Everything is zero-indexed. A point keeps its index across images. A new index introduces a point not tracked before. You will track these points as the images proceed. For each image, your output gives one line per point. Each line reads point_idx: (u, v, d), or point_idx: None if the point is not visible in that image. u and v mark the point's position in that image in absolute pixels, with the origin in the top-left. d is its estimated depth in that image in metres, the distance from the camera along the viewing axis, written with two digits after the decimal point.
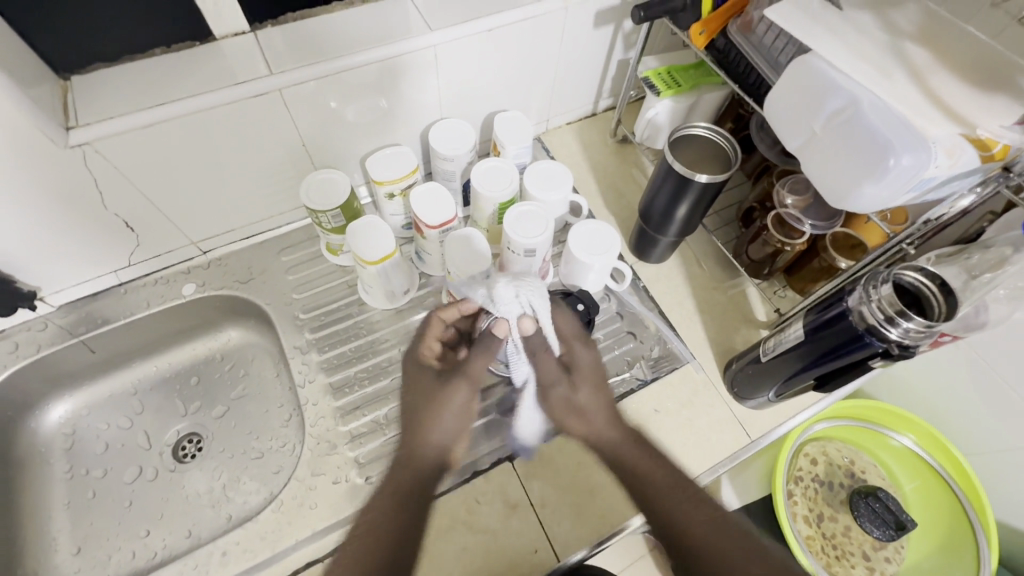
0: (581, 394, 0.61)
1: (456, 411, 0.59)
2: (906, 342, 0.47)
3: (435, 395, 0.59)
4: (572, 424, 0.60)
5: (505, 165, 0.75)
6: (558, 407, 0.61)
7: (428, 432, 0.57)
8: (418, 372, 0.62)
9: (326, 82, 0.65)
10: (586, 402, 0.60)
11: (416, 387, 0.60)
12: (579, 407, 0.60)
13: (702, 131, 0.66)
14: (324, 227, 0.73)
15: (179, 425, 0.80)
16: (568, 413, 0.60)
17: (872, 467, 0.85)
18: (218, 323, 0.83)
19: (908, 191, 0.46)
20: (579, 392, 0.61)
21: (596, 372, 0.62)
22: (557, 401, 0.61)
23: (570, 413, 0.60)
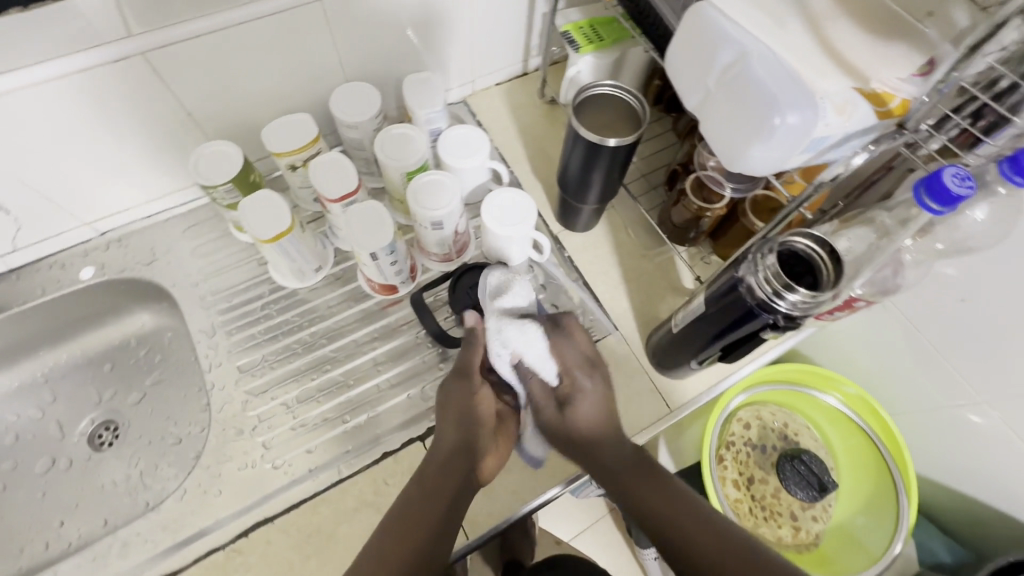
0: (592, 403, 0.58)
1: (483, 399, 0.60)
2: (795, 312, 0.44)
3: (466, 390, 0.60)
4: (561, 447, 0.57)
5: (413, 131, 0.70)
6: (556, 430, 0.58)
7: (459, 409, 0.59)
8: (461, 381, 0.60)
9: (200, 43, 0.59)
10: (593, 410, 0.58)
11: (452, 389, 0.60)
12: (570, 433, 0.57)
13: (609, 89, 0.61)
14: (220, 204, 0.68)
15: (94, 413, 0.78)
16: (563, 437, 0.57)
17: (805, 429, 0.85)
18: (128, 308, 0.79)
19: (800, 151, 0.43)
20: (580, 422, 0.57)
21: (594, 397, 0.59)
22: (546, 423, 0.58)
23: (559, 435, 0.57)
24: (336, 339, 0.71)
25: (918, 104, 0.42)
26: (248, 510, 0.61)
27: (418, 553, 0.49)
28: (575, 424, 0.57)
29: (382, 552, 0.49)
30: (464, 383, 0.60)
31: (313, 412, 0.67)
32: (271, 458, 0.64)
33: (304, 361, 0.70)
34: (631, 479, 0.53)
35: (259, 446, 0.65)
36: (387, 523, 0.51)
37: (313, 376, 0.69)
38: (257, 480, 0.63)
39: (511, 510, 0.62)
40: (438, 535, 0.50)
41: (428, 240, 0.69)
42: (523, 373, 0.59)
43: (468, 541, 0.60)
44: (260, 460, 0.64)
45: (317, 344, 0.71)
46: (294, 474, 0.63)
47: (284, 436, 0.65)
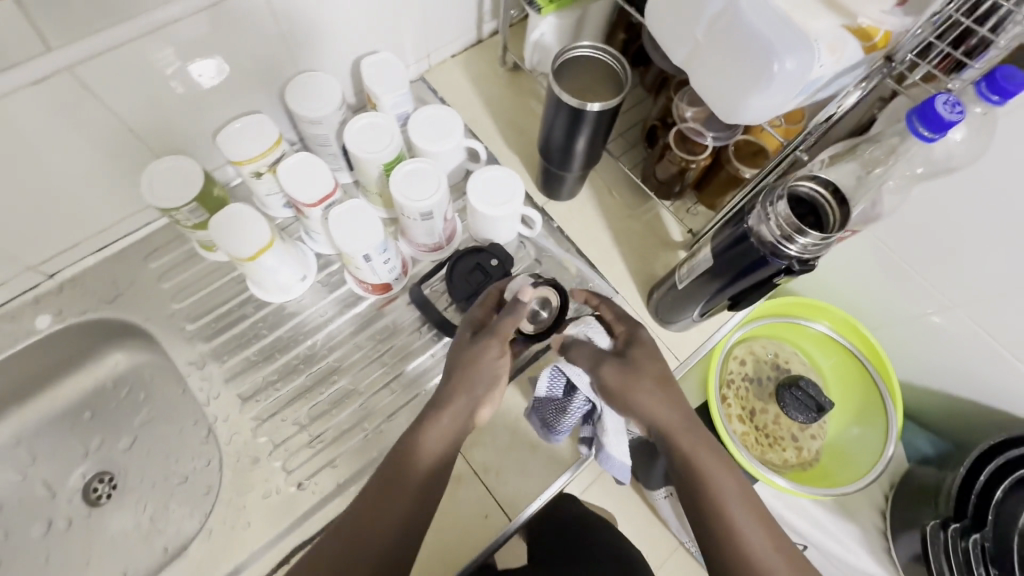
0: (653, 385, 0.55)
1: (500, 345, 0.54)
2: (806, 255, 0.46)
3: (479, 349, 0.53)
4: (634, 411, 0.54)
5: (380, 119, 0.65)
6: (635, 392, 0.54)
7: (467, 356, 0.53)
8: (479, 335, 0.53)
9: (131, 50, 0.52)
10: (657, 400, 0.54)
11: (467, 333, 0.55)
12: (627, 400, 0.54)
13: (586, 51, 0.60)
14: (184, 225, 0.62)
15: (82, 467, 0.73)
16: (640, 401, 0.54)
17: (794, 357, 0.90)
18: (96, 350, 0.73)
19: (796, 95, 0.43)
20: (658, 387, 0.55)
21: (648, 364, 0.57)
22: (608, 389, 0.56)
23: (640, 394, 0.54)
24: (336, 347, 0.69)
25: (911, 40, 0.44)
26: (282, 537, 0.59)
27: (397, 528, 0.46)
28: (640, 403, 0.54)
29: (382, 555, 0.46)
30: (490, 341, 0.53)
31: (328, 426, 0.65)
32: (295, 480, 0.62)
33: (308, 376, 0.67)
34: (703, 462, 0.52)
35: (280, 470, 0.62)
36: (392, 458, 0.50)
37: (320, 389, 0.66)
38: (284, 505, 0.61)
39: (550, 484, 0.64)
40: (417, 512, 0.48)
41: (416, 232, 0.67)
42: (574, 354, 0.58)
43: (509, 523, 0.61)
44: (284, 484, 0.62)
45: (318, 355, 0.68)
46: (323, 491, 0.61)
47: (303, 456, 0.63)
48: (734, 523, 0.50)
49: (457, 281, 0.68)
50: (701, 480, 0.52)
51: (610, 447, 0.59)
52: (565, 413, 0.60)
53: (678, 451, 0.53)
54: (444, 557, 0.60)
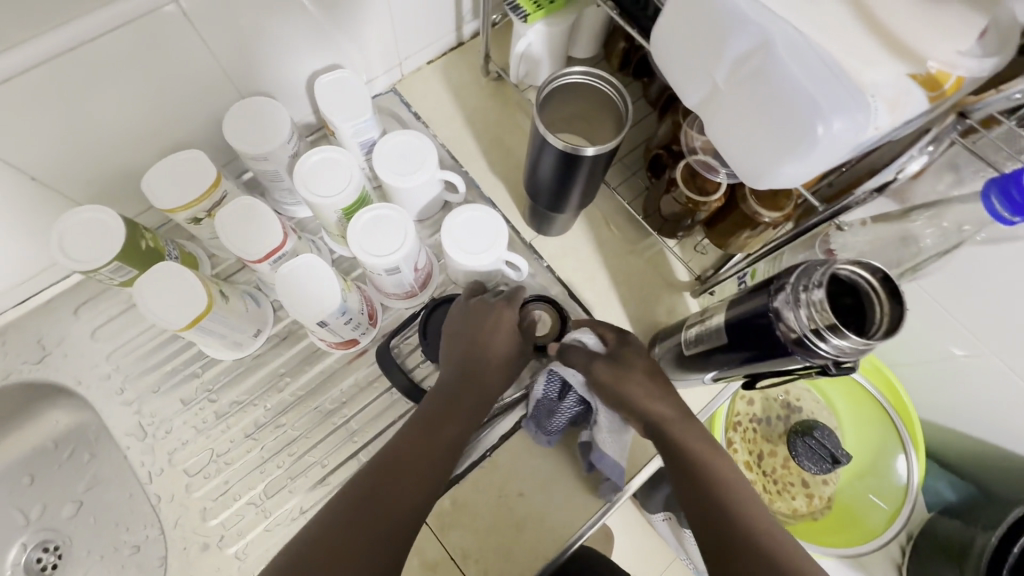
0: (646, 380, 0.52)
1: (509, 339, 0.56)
2: (843, 358, 0.37)
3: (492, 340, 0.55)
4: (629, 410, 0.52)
5: (338, 152, 0.56)
6: (628, 387, 0.51)
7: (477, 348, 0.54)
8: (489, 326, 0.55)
9: (15, 87, 0.42)
10: (652, 395, 0.51)
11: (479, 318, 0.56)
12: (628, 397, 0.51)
13: (576, 77, 0.49)
14: (112, 283, 0.54)
15: (24, 537, 0.66)
16: (633, 396, 0.51)
17: (807, 394, 0.82)
18: (31, 410, 0.65)
19: (840, 160, 0.34)
20: (652, 382, 0.52)
21: (643, 363, 0.53)
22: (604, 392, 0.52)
23: (632, 387, 0.51)
24: (296, 412, 0.61)
25: (998, 97, 0.35)
26: None
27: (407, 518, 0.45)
28: (635, 397, 0.51)
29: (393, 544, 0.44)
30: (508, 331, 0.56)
31: (287, 506, 0.57)
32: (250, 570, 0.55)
33: (263, 447, 0.59)
34: (703, 453, 0.48)
35: (232, 559, 0.55)
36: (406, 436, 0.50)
37: (278, 462, 0.59)
38: None
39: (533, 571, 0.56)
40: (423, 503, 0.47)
41: (383, 283, 0.58)
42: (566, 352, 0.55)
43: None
44: (237, 575, 0.55)
45: (275, 423, 0.60)
46: None
47: (260, 544, 0.56)
48: (746, 515, 0.45)
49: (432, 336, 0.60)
50: (708, 478, 0.47)
51: (605, 449, 0.55)
52: (554, 415, 0.56)
53: (676, 443, 0.49)
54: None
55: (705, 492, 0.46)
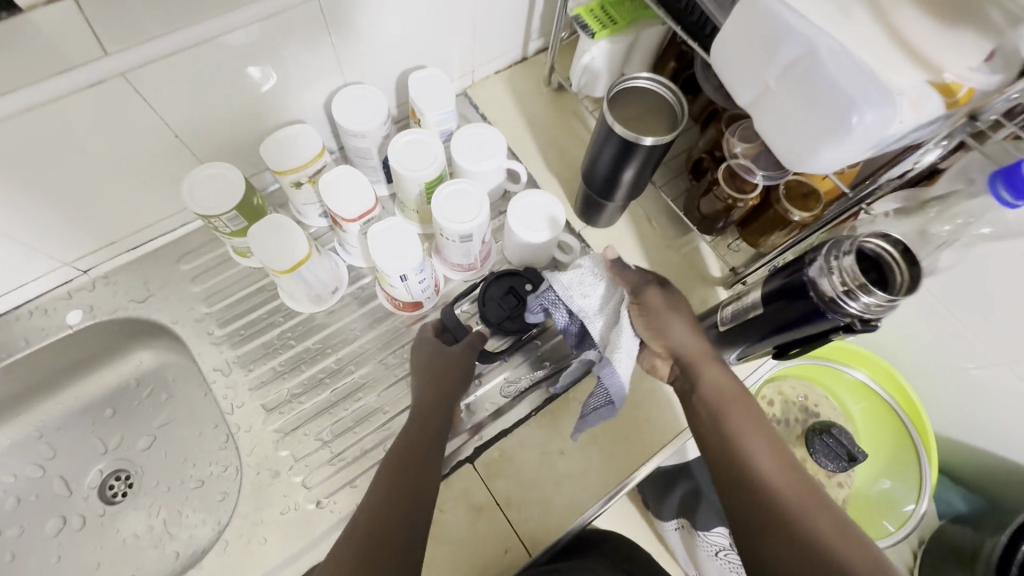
0: (680, 315, 0.57)
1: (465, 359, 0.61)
2: (868, 315, 0.44)
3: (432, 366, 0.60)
4: (656, 334, 0.57)
5: (426, 136, 0.65)
6: (662, 315, 0.57)
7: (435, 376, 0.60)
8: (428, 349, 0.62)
9: (183, 57, 0.52)
10: (683, 331, 0.57)
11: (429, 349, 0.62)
12: (671, 329, 0.56)
13: (644, 82, 0.58)
14: (223, 232, 0.62)
15: (101, 464, 0.72)
16: (666, 328, 0.56)
17: (824, 400, 0.85)
18: (124, 348, 0.73)
19: (869, 150, 0.41)
20: (685, 320, 0.57)
21: (682, 299, 0.59)
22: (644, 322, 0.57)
23: (669, 322, 0.57)
24: (363, 363, 0.68)
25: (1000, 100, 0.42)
26: (296, 557, 0.58)
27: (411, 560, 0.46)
28: (667, 330, 0.56)
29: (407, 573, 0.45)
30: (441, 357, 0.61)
31: (351, 444, 0.63)
32: (314, 497, 0.61)
33: (332, 391, 0.66)
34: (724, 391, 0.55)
35: (299, 486, 0.61)
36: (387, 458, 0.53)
37: (344, 406, 0.65)
38: (302, 523, 0.59)
39: (568, 522, 0.61)
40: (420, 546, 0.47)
41: (452, 251, 0.65)
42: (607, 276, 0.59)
43: (523, 560, 0.59)
44: (303, 501, 0.60)
45: (344, 372, 0.67)
46: (341, 511, 0.60)
47: (324, 476, 0.62)
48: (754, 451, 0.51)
49: (491, 303, 0.67)
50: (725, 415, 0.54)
51: (615, 358, 0.55)
52: (558, 309, 0.60)
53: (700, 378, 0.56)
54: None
55: (716, 413, 0.54)
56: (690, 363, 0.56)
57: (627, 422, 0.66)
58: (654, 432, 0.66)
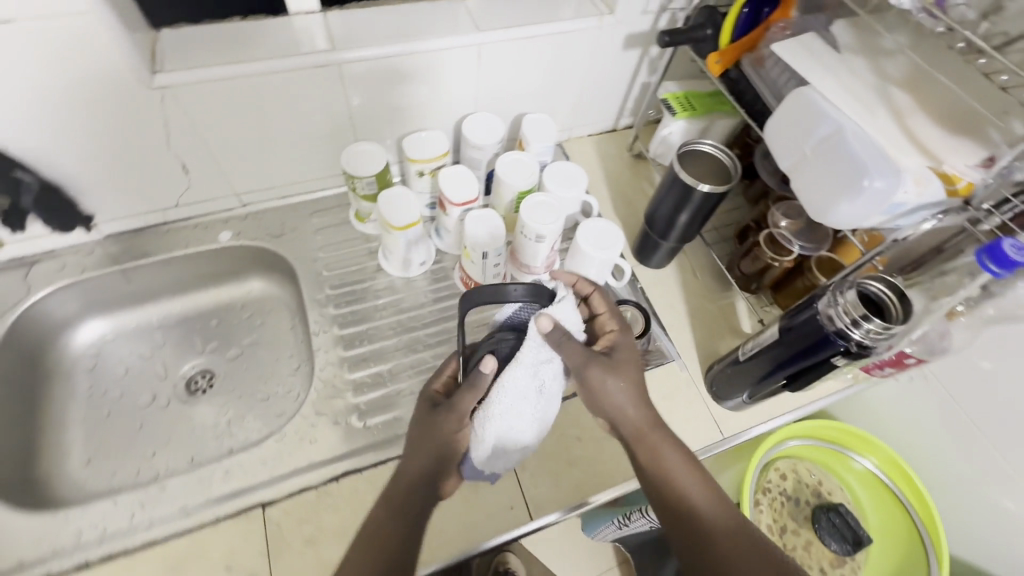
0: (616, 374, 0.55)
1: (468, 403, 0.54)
2: (867, 341, 0.52)
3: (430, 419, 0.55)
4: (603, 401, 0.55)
5: (526, 159, 0.81)
6: (596, 383, 0.55)
7: (436, 441, 0.54)
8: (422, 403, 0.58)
9: (380, 64, 0.72)
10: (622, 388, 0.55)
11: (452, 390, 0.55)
12: (612, 389, 0.55)
13: (707, 147, 0.73)
14: (358, 193, 0.79)
15: (195, 361, 0.85)
16: (605, 390, 0.55)
17: (838, 489, 0.87)
18: (245, 274, 0.89)
19: (879, 212, 0.53)
20: (623, 378, 0.55)
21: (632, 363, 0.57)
22: (594, 379, 0.55)
23: (606, 389, 0.55)
24: (430, 325, 0.80)
25: (982, 185, 0.52)
26: (336, 460, 0.67)
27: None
28: (606, 390, 0.55)
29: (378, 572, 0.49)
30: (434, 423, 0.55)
31: (403, 385, 0.74)
32: (363, 418, 0.71)
33: (399, 340, 0.78)
34: (665, 450, 0.54)
35: (354, 406, 0.72)
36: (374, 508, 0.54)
37: (406, 354, 0.77)
38: (348, 436, 0.69)
39: (543, 512, 0.66)
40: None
41: (525, 252, 0.78)
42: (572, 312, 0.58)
43: (495, 536, 0.64)
44: (353, 419, 0.71)
45: (412, 328, 0.80)
46: (381, 435, 0.69)
47: (377, 404, 0.72)
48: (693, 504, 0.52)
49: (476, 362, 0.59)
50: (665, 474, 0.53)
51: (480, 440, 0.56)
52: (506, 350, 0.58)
53: (640, 440, 0.55)
54: (429, 537, 0.63)
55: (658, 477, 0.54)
56: (629, 425, 0.55)
57: None
58: None
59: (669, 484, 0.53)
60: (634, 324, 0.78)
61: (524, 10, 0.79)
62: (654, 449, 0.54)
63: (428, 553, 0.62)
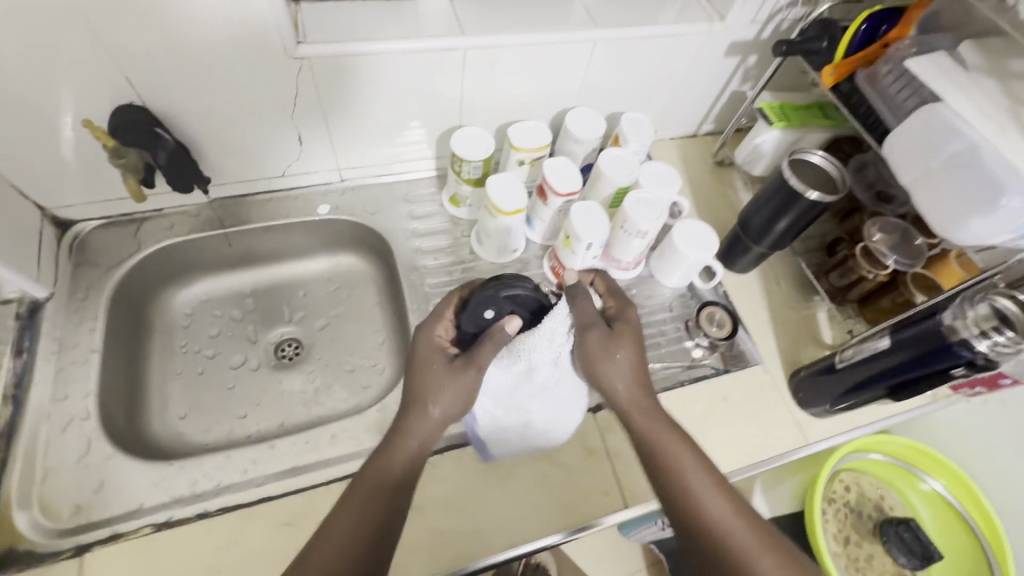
0: (610, 347, 0.60)
1: (460, 393, 0.59)
2: (994, 354, 0.54)
3: (440, 373, 0.59)
4: (597, 375, 0.60)
5: (625, 156, 0.83)
6: (591, 353, 0.60)
7: (425, 401, 0.57)
8: (431, 353, 0.61)
9: (501, 52, 0.74)
10: (613, 363, 0.59)
11: (439, 374, 0.59)
12: (612, 359, 0.59)
13: (817, 158, 0.75)
14: (461, 176, 0.81)
15: (283, 329, 0.87)
16: (597, 365, 0.60)
17: (899, 505, 0.88)
18: (335, 248, 0.91)
19: (1010, 230, 0.55)
20: (618, 349, 0.60)
21: (628, 333, 0.62)
22: (591, 344, 0.60)
23: (598, 361, 0.60)
24: None
25: None
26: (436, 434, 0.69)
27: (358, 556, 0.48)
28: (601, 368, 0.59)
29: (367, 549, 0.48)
30: (445, 369, 0.59)
31: None
32: None
33: None
34: (666, 438, 0.56)
35: None
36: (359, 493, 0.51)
37: None
38: None
39: (637, 502, 0.67)
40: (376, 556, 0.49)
41: (621, 245, 0.80)
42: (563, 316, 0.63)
43: (595, 519, 0.65)
44: None
45: None
46: None
47: None
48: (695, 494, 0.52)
49: (477, 297, 0.66)
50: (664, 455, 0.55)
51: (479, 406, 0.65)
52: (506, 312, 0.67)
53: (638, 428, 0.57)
54: (527, 516, 0.65)
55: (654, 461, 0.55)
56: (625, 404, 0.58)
57: (729, 429, 0.75)
58: (750, 446, 0.74)
59: (653, 449, 0.55)
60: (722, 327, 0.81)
61: (637, 10, 0.81)
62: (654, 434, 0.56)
63: (466, 548, 0.62)
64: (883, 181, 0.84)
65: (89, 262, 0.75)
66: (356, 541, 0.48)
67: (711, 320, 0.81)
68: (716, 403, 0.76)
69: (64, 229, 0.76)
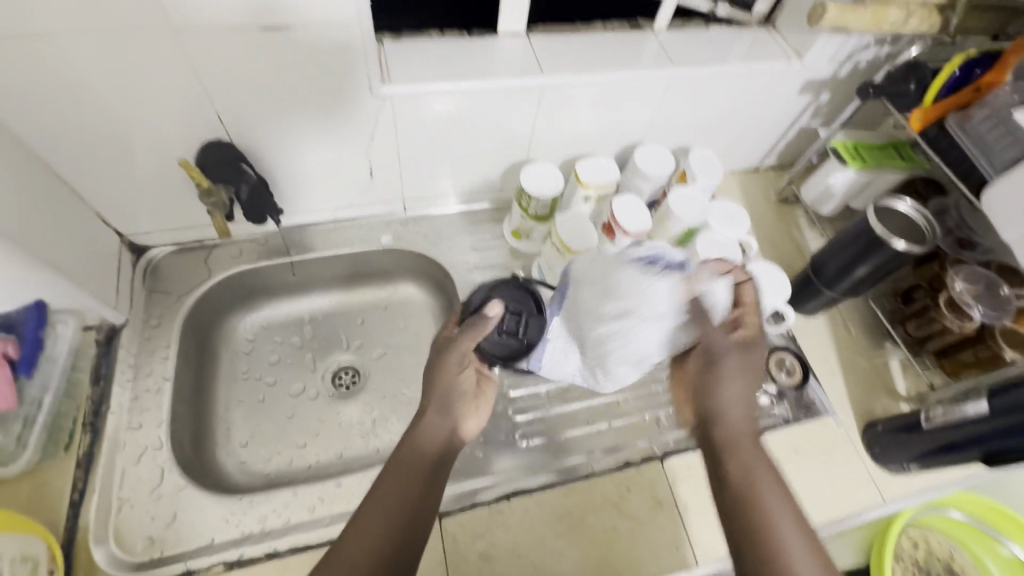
0: (740, 374, 0.53)
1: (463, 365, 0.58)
2: None
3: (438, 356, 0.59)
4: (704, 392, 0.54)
5: (694, 194, 0.80)
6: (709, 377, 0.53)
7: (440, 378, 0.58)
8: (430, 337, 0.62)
9: (576, 91, 0.73)
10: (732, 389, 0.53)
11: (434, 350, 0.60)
12: (726, 381, 0.53)
13: (905, 207, 0.72)
14: (527, 212, 0.81)
15: (341, 356, 0.86)
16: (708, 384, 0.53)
17: (970, 567, 0.84)
18: (394, 277, 0.91)
19: None
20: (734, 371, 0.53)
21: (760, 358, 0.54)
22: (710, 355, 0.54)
23: (715, 377, 0.53)
24: None
25: None
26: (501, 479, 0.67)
27: (395, 524, 0.49)
28: (714, 388, 0.53)
29: (410, 516, 0.50)
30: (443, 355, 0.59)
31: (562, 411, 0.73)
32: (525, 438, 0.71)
33: None
34: (756, 471, 0.48)
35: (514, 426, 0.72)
36: (393, 464, 0.53)
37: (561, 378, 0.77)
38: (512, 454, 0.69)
39: (710, 560, 0.64)
40: (411, 511, 0.50)
41: None
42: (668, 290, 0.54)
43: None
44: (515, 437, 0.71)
45: None
46: (544, 458, 0.69)
47: (538, 425, 0.72)
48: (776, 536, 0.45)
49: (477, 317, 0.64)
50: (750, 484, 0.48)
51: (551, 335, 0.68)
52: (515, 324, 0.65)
53: (730, 449, 0.50)
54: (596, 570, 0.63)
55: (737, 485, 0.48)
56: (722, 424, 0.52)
57: (802, 484, 0.72)
58: (824, 503, 0.71)
59: (738, 474, 0.49)
60: (791, 374, 0.80)
61: (712, 48, 0.79)
62: (744, 464, 0.49)
63: None
64: (965, 227, 0.80)
65: (162, 288, 0.76)
66: (398, 509, 0.50)
67: (781, 366, 0.80)
68: (787, 456, 0.74)
69: (138, 256, 0.77)
